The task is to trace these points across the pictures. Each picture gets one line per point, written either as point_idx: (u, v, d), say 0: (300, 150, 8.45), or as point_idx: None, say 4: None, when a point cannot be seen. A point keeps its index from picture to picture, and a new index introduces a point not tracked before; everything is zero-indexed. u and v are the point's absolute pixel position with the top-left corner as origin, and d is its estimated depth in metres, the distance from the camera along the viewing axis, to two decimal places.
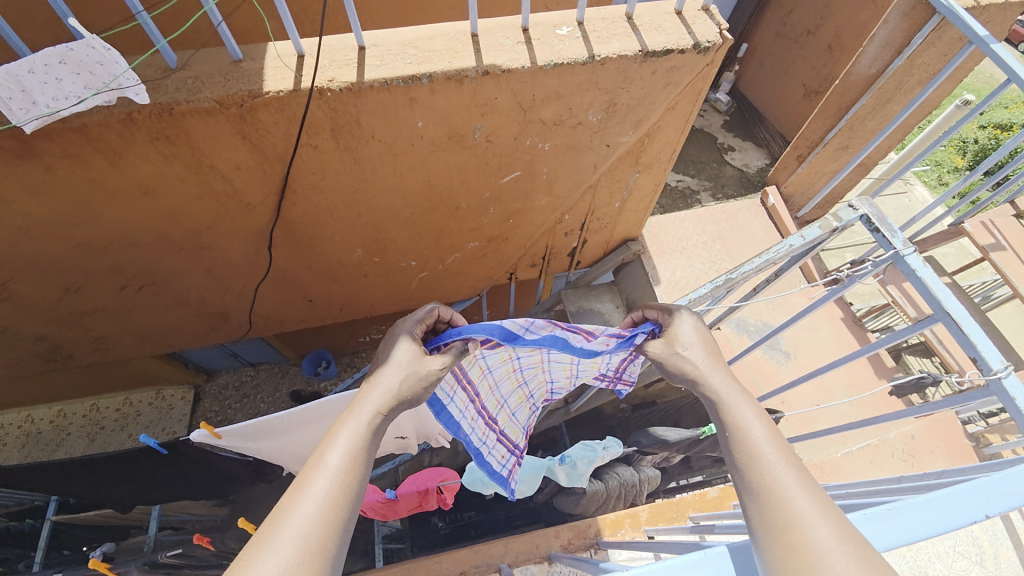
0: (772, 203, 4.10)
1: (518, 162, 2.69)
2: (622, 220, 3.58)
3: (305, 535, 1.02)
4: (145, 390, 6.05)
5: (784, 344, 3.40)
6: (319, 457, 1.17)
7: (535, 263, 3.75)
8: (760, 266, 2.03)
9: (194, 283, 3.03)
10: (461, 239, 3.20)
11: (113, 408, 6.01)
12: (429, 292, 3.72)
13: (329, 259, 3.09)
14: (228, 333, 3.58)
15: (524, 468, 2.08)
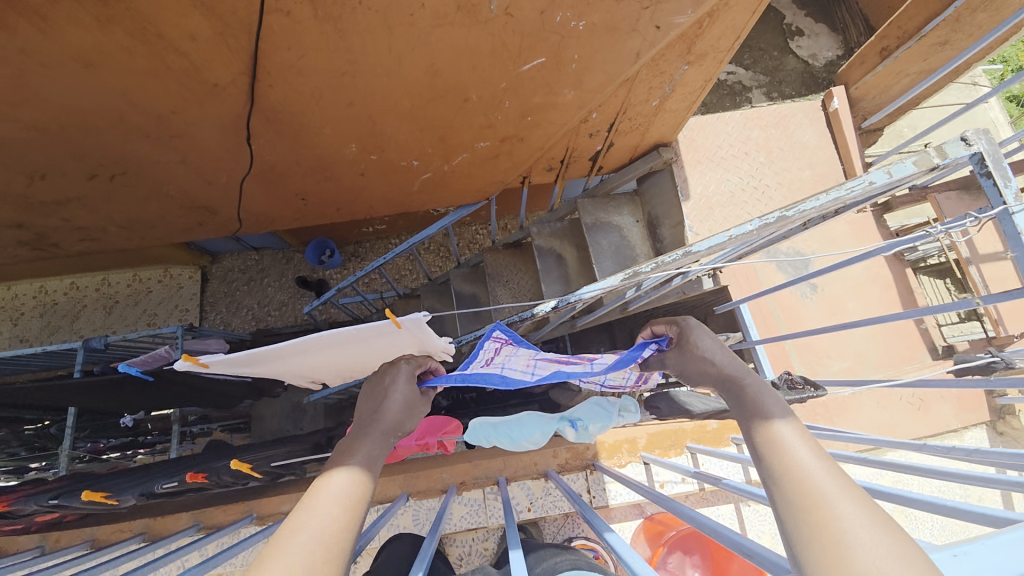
0: (834, 108, 3.48)
1: (542, 45, 2.21)
2: (659, 121, 3.06)
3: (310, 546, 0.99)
4: (152, 268, 6.00)
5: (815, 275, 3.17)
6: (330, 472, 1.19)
7: (552, 167, 3.32)
8: (823, 206, 1.69)
9: (171, 176, 2.70)
10: (471, 137, 2.77)
11: (123, 284, 6.02)
12: (434, 195, 3.36)
13: (319, 154, 2.70)
14: (219, 228, 3.33)
15: (531, 432, 2.04)
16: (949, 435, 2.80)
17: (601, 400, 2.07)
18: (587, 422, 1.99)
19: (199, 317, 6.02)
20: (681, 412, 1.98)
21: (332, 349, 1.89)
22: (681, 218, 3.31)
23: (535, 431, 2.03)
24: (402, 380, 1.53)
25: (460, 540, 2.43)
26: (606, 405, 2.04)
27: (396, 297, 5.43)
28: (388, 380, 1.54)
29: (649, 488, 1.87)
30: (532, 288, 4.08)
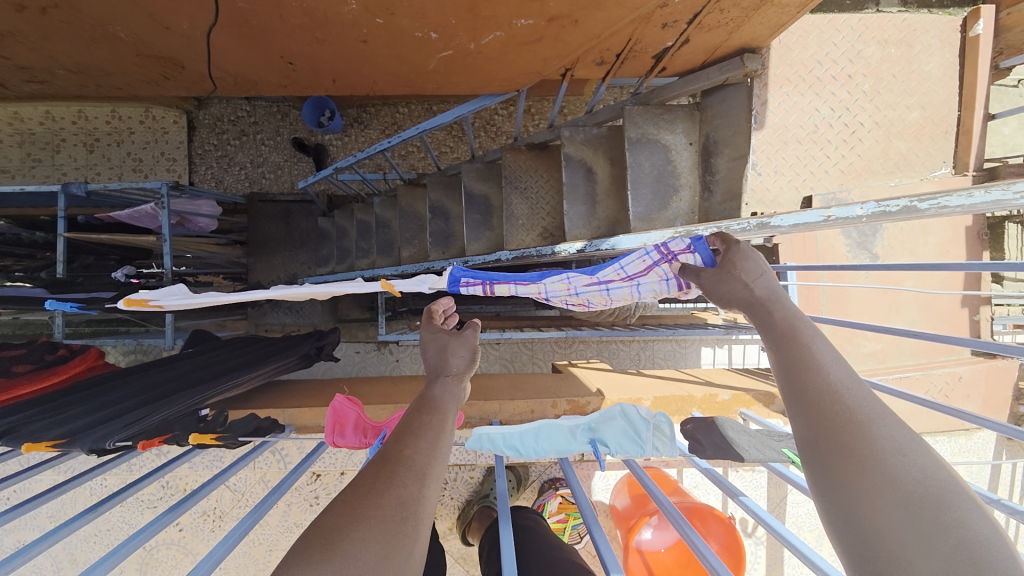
0: (977, 33, 2.68)
1: None
2: (755, 19, 2.33)
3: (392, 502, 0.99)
4: (132, 105, 5.25)
5: (877, 245, 2.78)
6: (410, 426, 1.17)
7: (603, 61, 2.63)
8: (968, 208, 1.26)
9: (119, 13, 2.08)
10: (510, 11, 2.10)
11: (102, 120, 5.34)
12: (452, 78, 2.71)
13: (309, 9, 2.05)
14: (191, 86, 2.74)
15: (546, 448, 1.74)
16: (957, 434, 2.69)
17: (631, 417, 1.72)
18: (611, 448, 1.64)
19: (188, 170, 5.46)
20: (726, 455, 1.53)
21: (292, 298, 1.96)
22: (745, 149, 2.70)
23: (549, 447, 1.72)
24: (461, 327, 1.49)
25: (449, 467, 2.48)
26: (639, 425, 1.69)
27: (399, 182, 4.92)
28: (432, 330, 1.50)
29: (667, 505, 1.60)
30: (552, 200, 3.56)
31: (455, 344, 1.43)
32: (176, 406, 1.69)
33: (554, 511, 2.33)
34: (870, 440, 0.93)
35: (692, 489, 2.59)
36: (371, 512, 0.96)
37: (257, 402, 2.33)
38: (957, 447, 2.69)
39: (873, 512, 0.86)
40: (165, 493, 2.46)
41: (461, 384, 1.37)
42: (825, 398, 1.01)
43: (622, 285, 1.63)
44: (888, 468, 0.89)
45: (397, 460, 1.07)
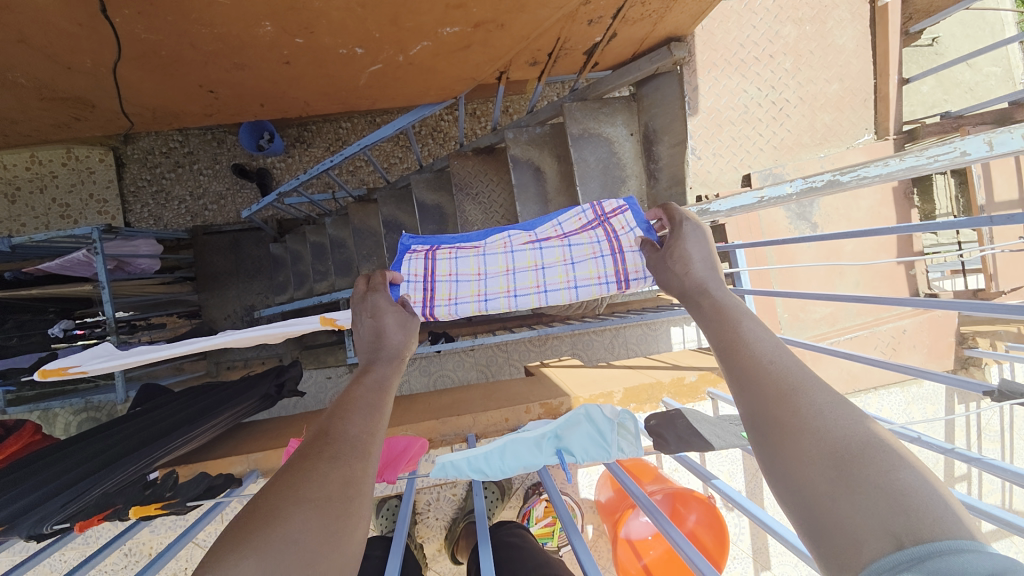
0: (883, 4, 2.82)
1: None
2: (677, 8, 2.38)
3: (331, 485, 0.94)
4: (49, 147, 4.88)
5: (816, 215, 2.91)
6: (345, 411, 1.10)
7: (536, 61, 2.63)
8: (886, 175, 1.31)
9: (10, 57, 1.92)
10: (433, 21, 2.06)
11: (19, 167, 4.95)
12: (386, 91, 2.65)
13: (221, 35, 1.95)
14: (106, 125, 2.56)
15: (513, 466, 1.69)
16: (910, 384, 2.85)
17: (595, 419, 1.75)
18: (579, 455, 1.66)
19: (122, 209, 5.14)
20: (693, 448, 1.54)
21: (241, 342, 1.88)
22: (683, 136, 2.76)
23: (516, 464, 1.69)
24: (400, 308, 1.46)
25: (429, 487, 2.44)
26: (606, 428, 1.71)
27: (349, 199, 4.78)
28: (387, 297, 1.46)
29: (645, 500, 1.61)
30: (504, 203, 3.54)
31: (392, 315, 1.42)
32: (119, 475, 1.57)
33: (541, 515, 2.32)
34: (809, 408, 0.88)
35: (672, 473, 2.64)
36: (306, 492, 0.91)
37: (218, 449, 2.22)
38: (911, 396, 2.85)
39: (798, 444, 0.85)
40: (129, 561, 2.30)
41: (395, 361, 1.32)
42: (739, 353, 1.03)
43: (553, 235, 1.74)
44: (818, 443, 0.83)
45: (333, 439, 1.03)
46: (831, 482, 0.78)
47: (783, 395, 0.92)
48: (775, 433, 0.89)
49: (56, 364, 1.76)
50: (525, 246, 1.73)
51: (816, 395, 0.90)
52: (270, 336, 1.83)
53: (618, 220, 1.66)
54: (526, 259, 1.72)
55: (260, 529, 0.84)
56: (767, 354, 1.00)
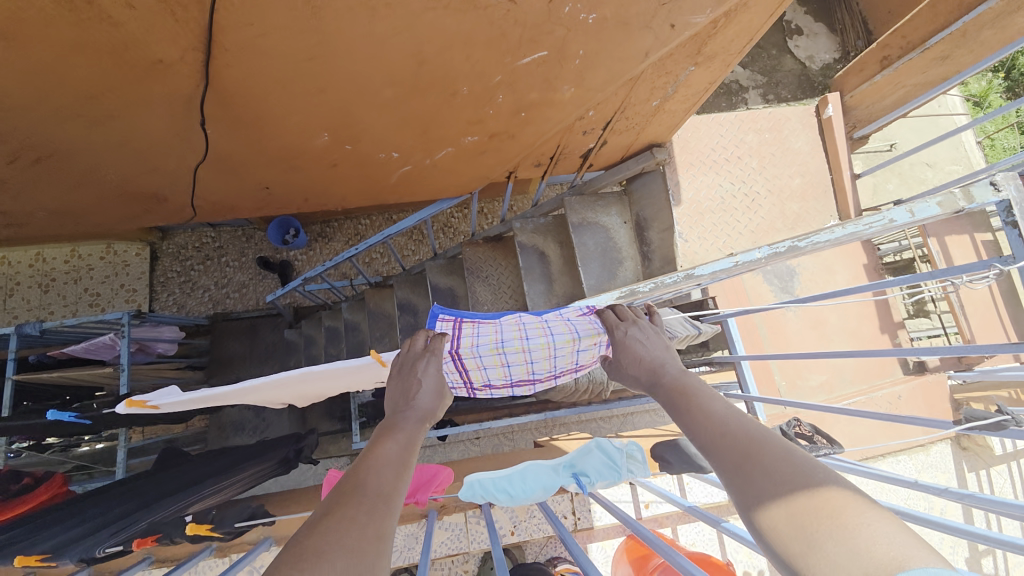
0: (827, 116, 3.37)
1: (545, 37, 1.96)
2: (655, 122, 2.90)
3: (360, 530, 1.12)
4: (92, 243, 5.41)
5: (796, 288, 3.17)
6: (371, 473, 1.28)
7: (540, 163, 3.12)
8: (838, 240, 1.61)
9: (109, 161, 2.33)
10: (456, 132, 2.53)
11: (59, 260, 5.42)
12: (413, 188, 3.11)
13: (286, 144, 2.40)
14: (169, 217, 2.96)
15: (533, 489, 1.85)
16: (916, 451, 2.87)
17: (607, 449, 1.95)
18: (593, 478, 1.84)
19: (148, 298, 5.50)
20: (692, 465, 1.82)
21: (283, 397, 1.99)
22: (671, 222, 3.18)
23: (536, 486, 1.87)
24: (428, 375, 1.61)
25: (442, 562, 2.38)
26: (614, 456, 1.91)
27: (366, 285, 5.14)
28: (434, 364, 1.64)
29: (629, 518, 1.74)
30: (512, 283, 3.85)
31: (434, 380, 1.61)
32: (165, 510, 1.69)
33: None
34: (764, 450, 1.12)
35: (691, 547, 2.53)
36: (340, 533, 1.09)
37: (234, 519, 2.23)
38: (921, 464, 2.85)
39: (757, 484, 1.07)
40: None
41: (417, 426, 1.50)
42: (702, 413, 1.29)
43: (563, 320, 1.70)
44: (778, 492, 1.04)
45: (357, 493, 1.21)
46: (797, 526, 0.97)
47: (739, 441, 1.17)
48: (738, 474, 1.12)
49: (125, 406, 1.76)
50: (540, 332, 1.72)
51: (767, 448, 1.13)
52: (306, 395, 2.00)
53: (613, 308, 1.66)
54: (541, 341, 1.76)
55: (307, 559, 1.01)
56: (718, 416, 1.25)
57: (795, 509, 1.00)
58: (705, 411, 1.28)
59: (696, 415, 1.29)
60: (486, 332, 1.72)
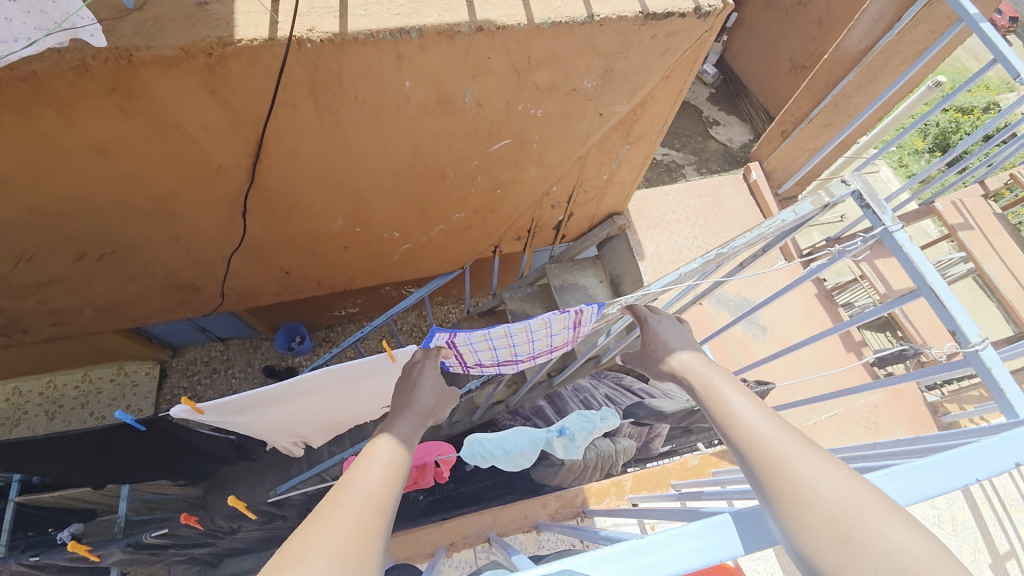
0: (753, 179, 4.06)
1: (509, 129, 2.59)
2: (609, 193, 3.52)
3: (356, 524, 1.13)
4: (105, 366, 5.63)
5: (762, 319, 3.43)
6: (369, 469, 1.32)
7: (519, 237, 3.68)
8: (751, 241, 2.05)
9: (160, 254, 2.80)
10: (446, 211, 3.10)
11: (70, 385, 5.63)
12: (412, 265, 3.61)
13: (307, 230, 2.92)
14: (199, 306, 3.38)
15: (522, 444, 2.43)
16: None
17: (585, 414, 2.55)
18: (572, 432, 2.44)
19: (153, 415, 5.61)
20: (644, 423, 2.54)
21: (301, 410, 2.27)
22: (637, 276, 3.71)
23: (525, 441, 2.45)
24: (427, 382, 1.76)
25: None
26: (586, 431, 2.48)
27: None
28: (433, 367, 1.82)
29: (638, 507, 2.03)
30: None
31: (430, 375, 1.78)
32: None
33: None
34: (797, 457, 1.16)
35: None
36: (329, 522, 1.11)
37: None
38: None
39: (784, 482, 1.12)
40: None
41: (418, 422, 1.60)
42: (733, 416, 1.36)
43: (544, 322, 1.89)
44: (809, 495, 1.07)
45: (352, 485, 1.25)
46: (834, 543, 0.98)
47: (770, 446, 1.22)
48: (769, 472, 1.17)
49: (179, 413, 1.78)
50: (524, 332, 1.90)
51: (800, 455, 1.16)
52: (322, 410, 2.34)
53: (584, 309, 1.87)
54: (524, 336, 1.94)
55: (292, 551, 1.03)
56: (750, 423, 1.31)
57: (827, 518, 1.02)
58: (739, 417, 1.35)
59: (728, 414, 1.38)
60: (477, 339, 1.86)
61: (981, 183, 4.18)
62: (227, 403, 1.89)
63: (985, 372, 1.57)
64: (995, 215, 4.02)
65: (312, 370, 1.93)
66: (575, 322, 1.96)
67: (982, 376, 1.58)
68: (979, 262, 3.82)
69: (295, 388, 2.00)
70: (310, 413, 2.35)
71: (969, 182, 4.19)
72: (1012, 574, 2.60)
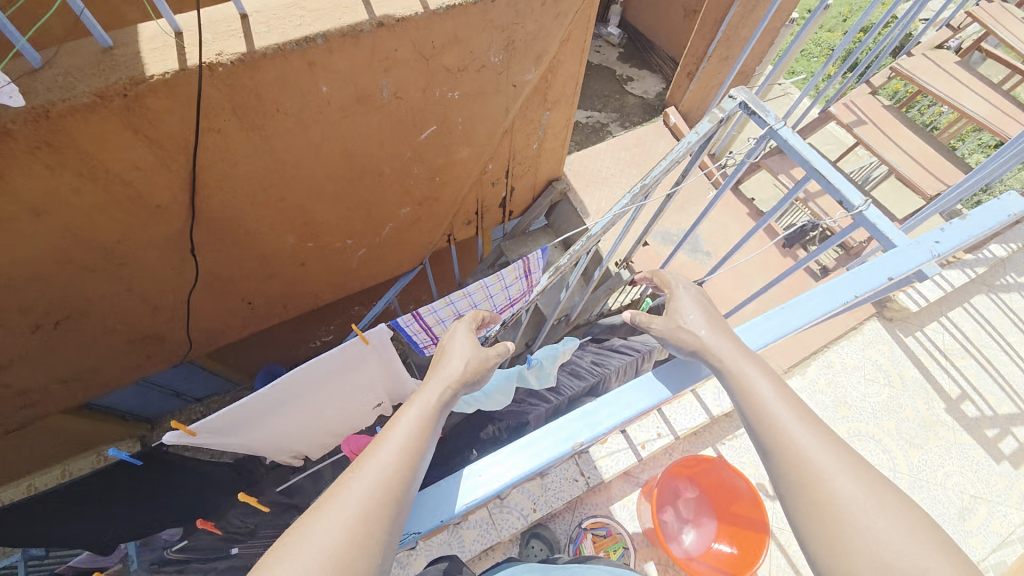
0: (672, 123, 4.33)
1: (431, 115, 2.72)
2: (543, 160, 3.69)
3: (356, 519, 1.07)
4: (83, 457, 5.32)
5: (705, 245, 3.67)
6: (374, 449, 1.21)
7: (469, 220, 3.82)
8: (667, 167, 2.19)
9: (117, 308, 2.79)
10: (393, 207, 3.20)
11: None
12: (373, 269, 3.69)
13: (260, 253, 2.96)
14: (169, 356, 3.37)
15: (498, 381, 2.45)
16: (854, 334, 3.18)
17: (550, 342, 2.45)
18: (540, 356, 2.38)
19: None
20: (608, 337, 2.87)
21: (294, 419, 2.35)
22: None
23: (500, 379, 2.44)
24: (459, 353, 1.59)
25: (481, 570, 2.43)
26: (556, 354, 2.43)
27: None
28: (467, 334, 1.72)
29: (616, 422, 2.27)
30: None
31: (463, 340, 1.69)
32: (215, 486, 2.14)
33: (593, 550, 2.38)
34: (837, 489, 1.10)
35: None
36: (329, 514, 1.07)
37: None
38: (863, 344, 3.15)
39: (827, 516, 1.08)
40: None
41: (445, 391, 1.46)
42: (766, 423, 1.25)
43: (497, 276, 2.02)
44: (859, 545, 1.03)
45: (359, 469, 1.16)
46: None
47: (810, 476, 1.13)
48: (816, 503, 1.10)
49: (175, 437, 1.84)
50: (482, 290, 2.03)
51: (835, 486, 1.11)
52: (313, 417, 2.43)
53: (531, 255, 2.01)
54: (484, 294, 2.07)
55: (286, 542, 1.02)
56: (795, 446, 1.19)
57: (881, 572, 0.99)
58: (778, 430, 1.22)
59: (760, 419, 1.26)
60: (442, 307, 1.98)
61: (868, 83, 4.61)
62: (219, 421, 1.96)
63: (871, 227, 1.83)
64: (887, 110, 4.45)
65: (297, 371, 2.03)
66: (525, 271, 2.09)
67: (870, 230, 1.84)
68: (885, 154, 4.22)
69: (282, 394, 2.11)
70: (303, 423, 2.43)
71: (857, 85, 4.61)
72: (967, 413, 2.93)
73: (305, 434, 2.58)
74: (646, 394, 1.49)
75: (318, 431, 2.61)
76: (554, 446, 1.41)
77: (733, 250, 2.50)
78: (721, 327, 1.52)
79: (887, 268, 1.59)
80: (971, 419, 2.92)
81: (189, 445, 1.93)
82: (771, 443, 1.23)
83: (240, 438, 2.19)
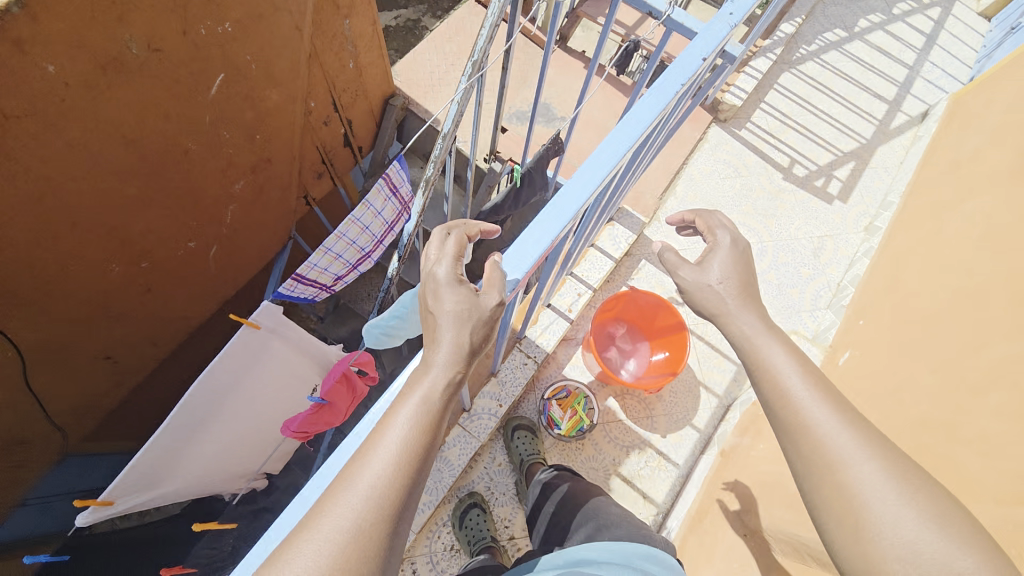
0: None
1: (212, 62, 2.27)
2: (369, 79, 3.34)
3: (348, 540, 0.88)
4: None
5: (557, 111, 3.71)
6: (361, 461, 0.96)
7: (319, 172, 3.45)
8: (489, 33, 2.06)
9: None
10: (222, 186, 2.74)
11: None
12: (237, 264, 3.26)
13: (88, 298, 2.45)
14: (44, 455, 2.83)
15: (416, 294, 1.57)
16: (702, 144, 3.54)
17: None
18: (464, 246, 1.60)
19: None
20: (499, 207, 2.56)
21: (230, 444, 2.32)
22: None
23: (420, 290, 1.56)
24: (461, 297, 1.11)
25: (477, 473, 2.64)
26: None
27: None
28: (451, 268, 1.15)
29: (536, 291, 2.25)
30: None
31: (457, 283, 1.13)
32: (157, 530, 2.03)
33: (562, 411, 2.64)
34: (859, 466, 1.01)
35: None
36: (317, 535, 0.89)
37: None
38: (711, 149, 3.53)
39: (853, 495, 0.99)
40: None
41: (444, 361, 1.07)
42: (783, 404, 1.13)
43: (365, 206, 1.83)
44: (883, 522, 0.95)
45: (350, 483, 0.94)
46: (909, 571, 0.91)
47: (832, 455, 1.03)
48: (836, 481, 1.01)
49: (88, 513, 1.88)
50: (354, 226, 1.86)
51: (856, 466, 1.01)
52: (251, 434, 2.39)
53: (389, 172, 1.82)
54: (359, 228, 1.91)
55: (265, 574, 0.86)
56: (816, 425, 1.08)
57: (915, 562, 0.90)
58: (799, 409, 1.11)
59: (780, 399, 1.14)
60: (318, 258, 1.84)
61: None
62: (127, 481, 1.95)
63: (681, 28, 1.93)
64: None
65: (187, 400, 2.00)
66: (391, 189, 1.90)
67: (681, 32, 1.94)
68: None
69: (194, 417, 2.07)
70: (244, 442, 2.37)
71: None
72: (798, 174, 3.50)
73: (262, 452, 2.52)
74: (545, 229, 1.22)
75: (274, 444, 2.55)
76: (537, 245, 1.20)
77: (580, 101, 2.55)
78: (757, 299, 1.33)
79: (699, 49, 1.60)
80: (802, 177, 3.51)
81: (113, 513, 1.97)
82: (788, 424, 1.12)
83: (177, 486, 2.17)
